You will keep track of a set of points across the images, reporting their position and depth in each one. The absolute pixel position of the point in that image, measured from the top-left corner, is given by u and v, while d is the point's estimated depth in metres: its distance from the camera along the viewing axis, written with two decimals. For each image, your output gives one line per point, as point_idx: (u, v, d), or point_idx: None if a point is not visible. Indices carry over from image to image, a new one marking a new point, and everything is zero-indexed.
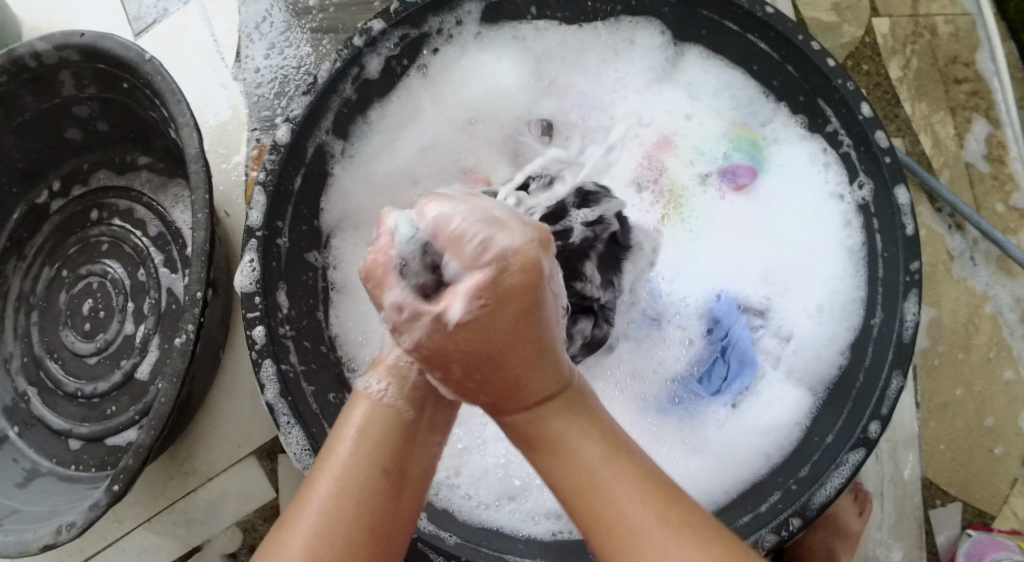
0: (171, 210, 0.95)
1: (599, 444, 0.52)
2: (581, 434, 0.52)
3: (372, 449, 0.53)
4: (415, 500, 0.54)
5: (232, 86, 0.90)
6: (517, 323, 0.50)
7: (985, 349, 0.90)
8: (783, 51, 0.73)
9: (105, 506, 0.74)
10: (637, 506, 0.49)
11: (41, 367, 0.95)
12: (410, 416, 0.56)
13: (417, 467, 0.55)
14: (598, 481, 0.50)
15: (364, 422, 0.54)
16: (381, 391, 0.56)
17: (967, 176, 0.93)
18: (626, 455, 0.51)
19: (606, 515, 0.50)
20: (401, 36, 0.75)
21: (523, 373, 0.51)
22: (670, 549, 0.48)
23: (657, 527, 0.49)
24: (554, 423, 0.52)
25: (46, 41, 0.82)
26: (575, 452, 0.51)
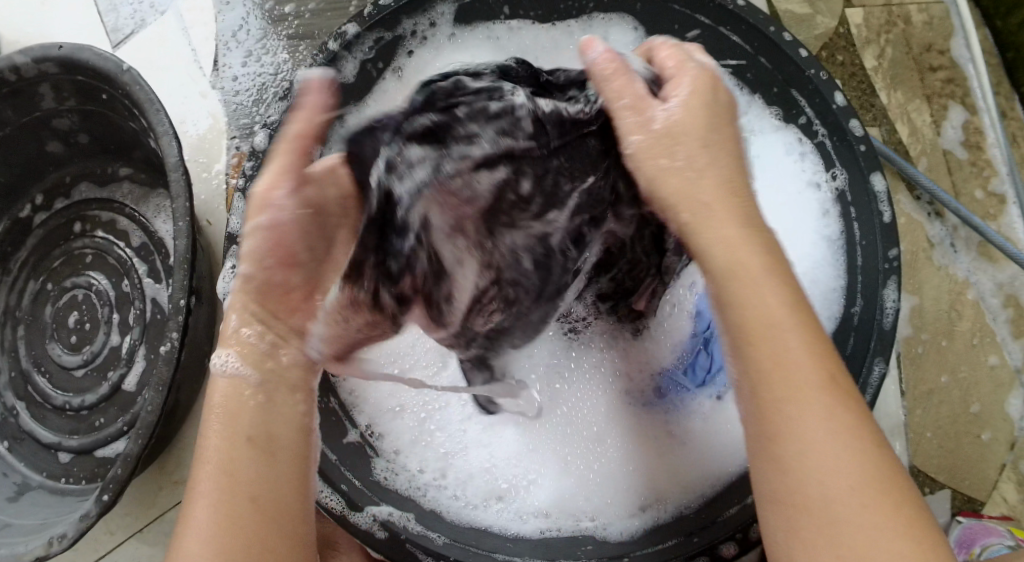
0: (153, 220, 0.95)
1: (783, 297, 0.53)
2: (773, 286, 0.53)
3: (232, 431, 0.55)
4: (292, 462, 0.57)
5: (211, 95, 0.91)
6: (715, 139, 0.57)
7: (968, 335, 0.90)
8: (755, 42, 0.74)
9: (95, 516, 0.75)
10: (804, 359, 0.52)
11: (29, 382, 0.95)
12: (258, 380, 0.57)
13: (283, 425, 0.57)
14: (774, 327, 0.52)
15: (225, 404, 0.56)
16: (235, 372, 0.57)
17: (946, 163, 0.94)
18: (811, 319, 0.54)
19: (770, 357, 0.52)
20: (375, 39, 0.75)
21: (721, 202, 0.55)
22: (822, 406, 0.51)
23: (814, 386, 0.51)
24: (736, 258, 0.54)
25: (25, 54, 0.82)
26: (764, 302, 0.53)
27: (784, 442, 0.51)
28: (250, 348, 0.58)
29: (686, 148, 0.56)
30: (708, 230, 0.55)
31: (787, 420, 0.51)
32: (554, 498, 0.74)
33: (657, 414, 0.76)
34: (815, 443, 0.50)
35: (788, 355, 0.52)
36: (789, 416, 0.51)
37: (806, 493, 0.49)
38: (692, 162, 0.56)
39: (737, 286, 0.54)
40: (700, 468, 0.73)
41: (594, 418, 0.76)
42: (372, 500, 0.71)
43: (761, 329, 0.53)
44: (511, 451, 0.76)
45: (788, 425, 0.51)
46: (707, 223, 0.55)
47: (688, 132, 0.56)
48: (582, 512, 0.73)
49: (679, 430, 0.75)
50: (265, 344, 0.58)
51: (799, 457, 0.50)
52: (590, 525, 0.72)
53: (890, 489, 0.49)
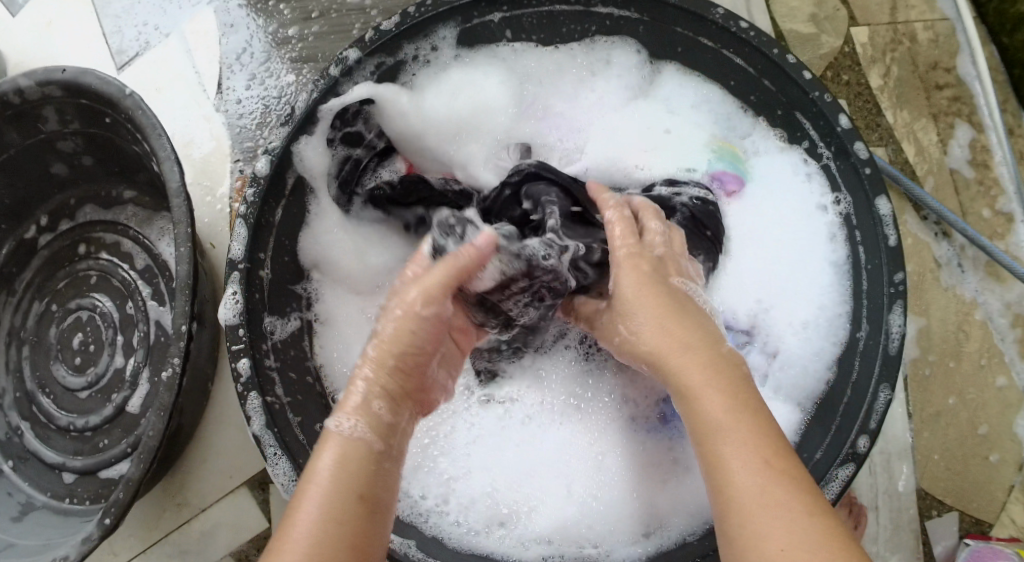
0: (157, 243, 0.95)
1: (721, 394, 0.54)
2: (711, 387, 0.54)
3: (342, 485, 0.51)
4: (387, 527, 0.53)
5: (215, 117, 0.91)
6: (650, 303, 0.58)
7: (976, 356, 0.89)
8: (759, 65, 0.74)
9: (97, 539, 0.74)
10: (745, 449, 0.51)
11: (33, 402, 0.95)
12: (380, 445, 0.54)
13: (387, 497, 0.54)
14: (714, 424, 0.53)
15: (337, 461, 0.52)
16: (351, 431, 0.54)
17: (952, 183, 0.93)
18: (752, 411, 0.53)
19: (712, 454, 0.52)
20: (377, 63, 0.76)
21: (667, 330, 0.57)
22: (763, 493, 0.49)
23: (757, 471, 0.50)
24: (687, 371, 0.55)
25: (29, 77, 0.83)
26: (704, 400, 0.54)
27: (736, 530, 0.49)
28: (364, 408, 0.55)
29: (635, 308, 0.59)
30: (662, 358, 0.57)
31: (734, 511, 0.50)
32: (557, 524, 0.73)
33: (659, 442, 0.75)
34: (763, 529, 0.48)
35: (734, 444, 0.51)
36: (735, 504, 0.50)
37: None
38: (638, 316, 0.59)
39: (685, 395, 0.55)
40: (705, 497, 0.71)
41: (598, 447, 0.76)
42: None
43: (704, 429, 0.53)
44: (516, 473, 0.75)
45: (736, 515, 0.50)
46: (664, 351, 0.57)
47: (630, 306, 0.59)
48: (585, 538, 0.72)
49: (683, 456, 0.74)
50: (389, 416, 0.56)
51: (752, 544, 0.48)
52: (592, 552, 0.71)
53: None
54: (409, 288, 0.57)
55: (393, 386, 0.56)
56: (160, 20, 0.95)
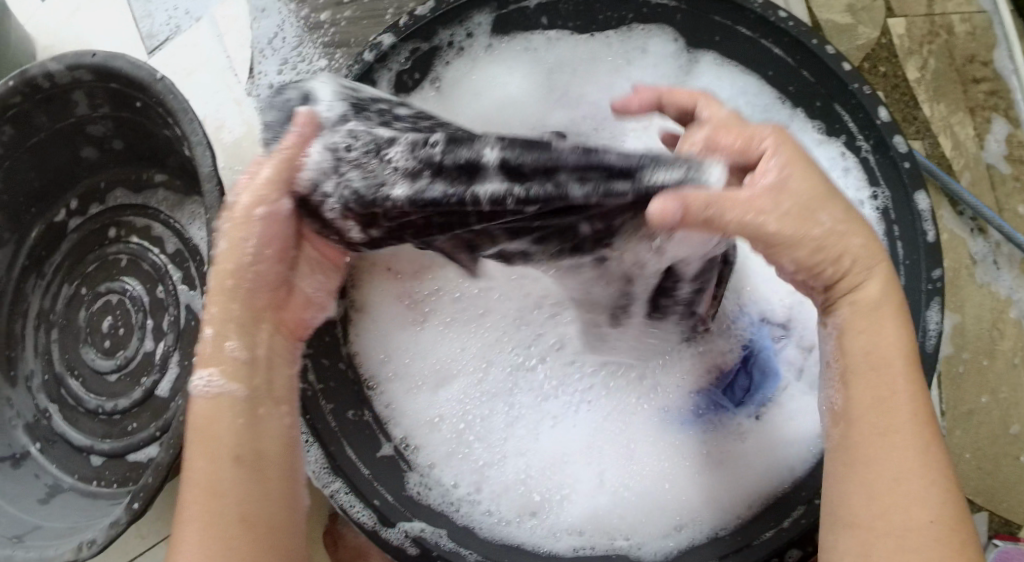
0: (188, 227, 0.95)
1: (902, 340, 0.55)
2: (895, 328, 0.55)
3: (216, 451, 0.55)
4: (280, 476, 0.58)
5: (246, 101, 0.91)
6: (822, 206, 0.54)
7: (1010, 354, 0.88)
8: (797, 56, 0.73)
9: (125, 523, 0.75)
10: (911, 403, 0.53)
11: (61, 385, 0.96)
12: (244, 396, 0.58)
13: (273, 438, 0.59)
14: (895, 363, 0.54)
15: (204, 430, 0.56)
16: (216, 392, 0.57)
17: (988, 178, 0.92)
18: (922, 368, 0.55)
19: (880, 391, 0.54)
20: (411, 49, 0.75)
21: (840, 233, 0.55)
22: (921, 445, 0.52)
23: (918, 428, 0.53)
24: (856, 309, 0.56)
25: (59, 61, 0.83)
26: (887, 339, 0.55)
27: (885, 469, 0.52)
28: (219, 352, 0.59)
29: (786, 198, 0.54)
30: (855, 266, 0.56)
31: (887, 451, 0.52)
32: (588, 515, 0.73)
33: (696, 434, 0.74)
34: (913, 481, 0.51)
35: (894, 396, 0.53)
36: (888, 448, 0.52)
37: (890, 522, 0.51)
38: (802, 199, 0.54)
39: (856, 322, 0.56)
40: (738, 490, 0.71)
41: (633, 436, 0.75)
42: (405, 516, 0.70)
43: (875, 364, 0.54)
44: (547, 460, 0.75)
45: (884, 456, 0.52)
46: (864, 263, 0.56)
47: (789, 205, 0.54)
48: (616, 530, 0.72)
49: (718, 450, 0.74)
50: (245, 355, 0.59)
51: (891, 488, 0.51)
52: (623, 544, 0.71)
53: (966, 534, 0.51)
54: (241, 194, 0.59)
55: (241, 316, 0.60)
56: (191, 4, 0.95)
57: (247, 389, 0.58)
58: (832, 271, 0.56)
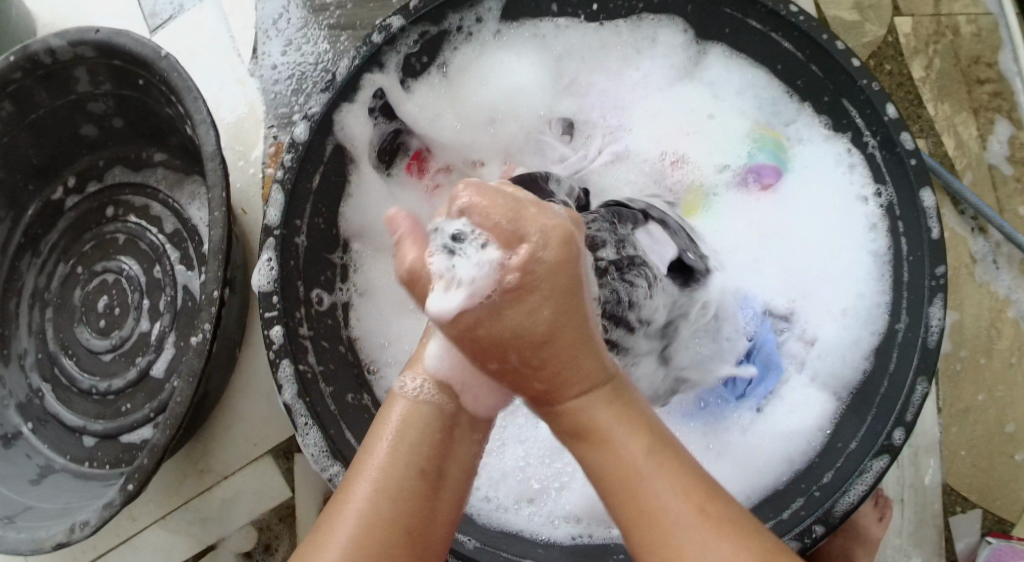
0: (187, 206, 0.94)
1: (639, 429, 0.52)
2: (628, 427, 0.52)
3: (403, 451, 0.53)
4: (450, 501, 0.54)
5: (249, 82, 0.90)
6: (570, 308, 0.50)
7: (1007, 354, 0.88)
8: (807, 50, 0.72)
9: (119, 505, 0.74)
10: (677, 491, 0.50)
11: (55, 364, 0.95)
12: (450, 410, 0.56)
13: (461, 470, 0.55)
14: (637, 465, 0.50)
15: (403, 422, 0.54)
16: (419, 403, 0.55)
17: (990, 178, 0.92)
18: (667, 449, 0.51)
19: (637, 499, 0.50)
20: (420, 32, 0.74)
21: (544, 366, 0.51)
22: (704, 529, 0.48)
23: (702, 495, 0.50)
24: (599, 410, 0.52)
25: (61, 37, 0.82)
26: (620, 441, 0.51)
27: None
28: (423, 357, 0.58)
29: (512, 317, 0.49)
30: (561, 384, 0.52)
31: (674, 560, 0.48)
32: (587, 503, 0.72)
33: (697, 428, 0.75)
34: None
35: (661, 492, 0.49)
36: (681, 543, 0.48)
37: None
38: (541, 317, 0.49)
39: (595, 428, 0.52)
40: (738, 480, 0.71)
41: None
42: None
43: (623, 475, 0.51)
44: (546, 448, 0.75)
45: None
46: (562, 377, 0.51)
47: (484, 314, 0.49)
48: (615, 519, 0.71)
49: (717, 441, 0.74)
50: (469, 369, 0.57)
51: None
52: (621, 534, 0.70)
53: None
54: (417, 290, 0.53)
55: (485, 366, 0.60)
56: None
57: (443, 410, 0.55)
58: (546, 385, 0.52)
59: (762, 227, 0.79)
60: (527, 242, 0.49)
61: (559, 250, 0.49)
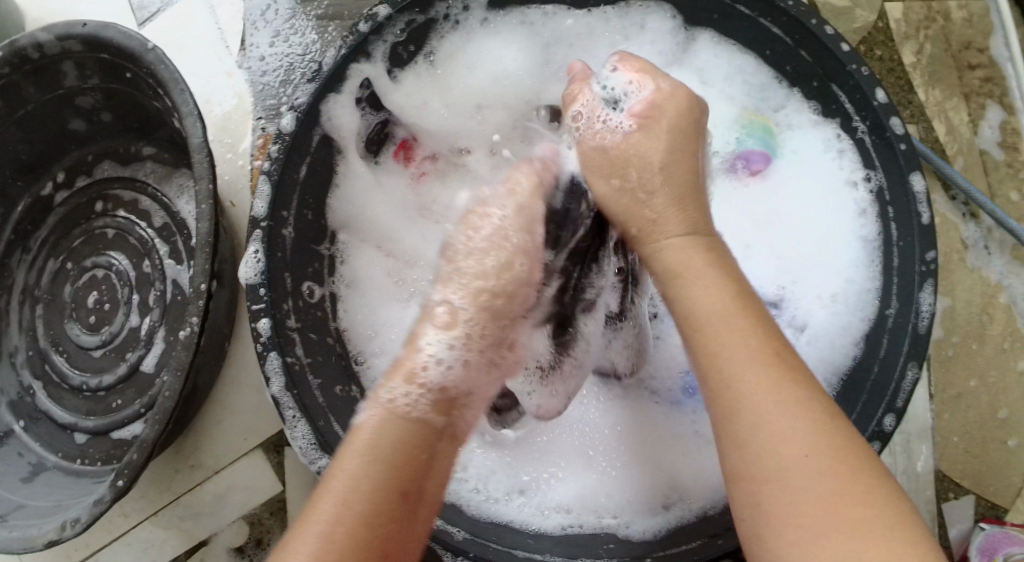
0: (175, 200, 0.94)
1: (721, 286, 0.57)
2: (713, 281, 0.57)
3: (374, 467, 0.53)
4: (425, 518, 0.55)
5: (237, 74, 0.90)
6: (685, 149, 0.65)
7: (999, 339, 0.88)
8: (796, 35, 0.72)
9: (110, 501, 0.74)
10: (756, 345, 0.53)
11: (46, 361, 0.95)
12: (434, 426, 0.58)
13: (432, 486, 0.56)
14: (717, 314, 0.55)
15: (379, 433, 0.55)
16: (385, 425, 0.56)
17: (981, 163, 0.92)
18: (751, 309, 0.55)
19: (714, 346, 0.54)
20: (408, 20, 0.74)
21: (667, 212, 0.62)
22: (774, 385, 0.51)
23: (773, 384, 0.51)
24: (682, 255, 0.60)
25: (48, 31, 0.81)
26: (701, 289, 0.57)
27: (738, 418, 0.51)
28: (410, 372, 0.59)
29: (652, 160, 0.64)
30: (655, 226, 0.62)
31: (737, 407, 0.51)
32: (578, 493, 0.73)
33: (684, 416, 0.74)
34: (773, 429, 0.50)
35: (734, 336, 0.54)
36: (741, 397, 0.51)
37: (767, 470, 0.49)
38: (659, 182, 0.63)
39: (680, 281, 0.58)
40: None
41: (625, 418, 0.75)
42: None
43: (704, 317, 0.56)
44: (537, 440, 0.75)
45: (740, 411, 0.51)
46: (658, 227, 0.62)
47: (625, 151, 0.65)
48: (605, 508, 0.72)
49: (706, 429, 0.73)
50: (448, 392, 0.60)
51: (768, 449, 0.49)
52: (612, 523, 0.71)
53: (861, 469, 0.48)
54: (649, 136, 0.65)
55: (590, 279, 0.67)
56: None
57: (427, 422, 0.58)
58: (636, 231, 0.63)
59: (755, 213, 0.79)
60: (658, 89, 0.67)
61: (681, 107, 0.66)
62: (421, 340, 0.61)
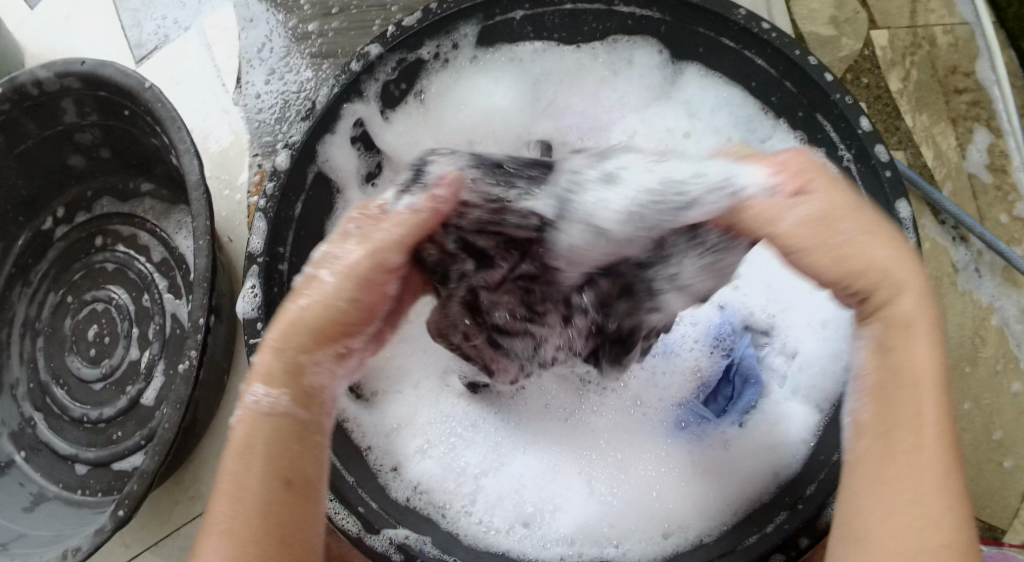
0: (174, 236, 0.95)
1: (939, 347, 0.52)
2: (929, 340, 0.52)
3: (256, 469, 0.51)
4: (315, 509, 0.53)
5: (233, 110, 0.91)
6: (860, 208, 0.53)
7: (992, 361, 0.89)
8: (780, 66, 0.73)
9: (110, 530, 0.74)
10: (940, 418, 0.50)
11: (46, 394, 0.95)
12: (298, 419, 0.54)
13: (319, 472, 0.54)
14: (928, 377, 0.51)
15: (258, 430, 0.52)
16: (257, 428, 0.53)
17: (970, 187, 0.93)
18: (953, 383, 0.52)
19: (909, 407, 0.51)
20: (398, 60, 0.76)
21: (867, 242, 0.53)
22: (936, 475, 0.49)
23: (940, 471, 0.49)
24: (914, 304, 0.52)
25: (46, 69, 0.83)
26: (915, 346, 0.52)
27: (893, 491, 0.50)
28: (290, 378, 0.54)
29: (825, 197, 0.53)
30: (893, 272, 0.53)
31: (889, 462, 0.50)
32: (581, 523, 0.72)
33: (681, 446, 0.74)
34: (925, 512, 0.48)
35: (924, 411, 0.51)
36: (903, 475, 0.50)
37: (879, 534, 0.49)
38: (871, 226, 0.53)
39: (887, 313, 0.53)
40: (728, 494, 0.70)
41: (621, 448, 0.74)
42: (390, 522, 0.69)
43: (913, 374, 0.51)
44: (541, 470, 0.74)
45: (888, 466, 0.50)
46: (897, 275, 0.53)
47: (810, 238, 0.52)
48: (607, 538, 0.71)
49: (700, 459, 0.73)
50: (313, 390, 0.55)
51: (907, 502, 0.49)
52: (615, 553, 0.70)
53: None
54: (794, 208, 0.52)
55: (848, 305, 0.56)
56: (179, 13, 0.95)
57: (291, 419, 0.53)
58: (861, 286, 0.53)
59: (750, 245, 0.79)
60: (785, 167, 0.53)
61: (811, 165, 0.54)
62: (246, 397, 0.53)
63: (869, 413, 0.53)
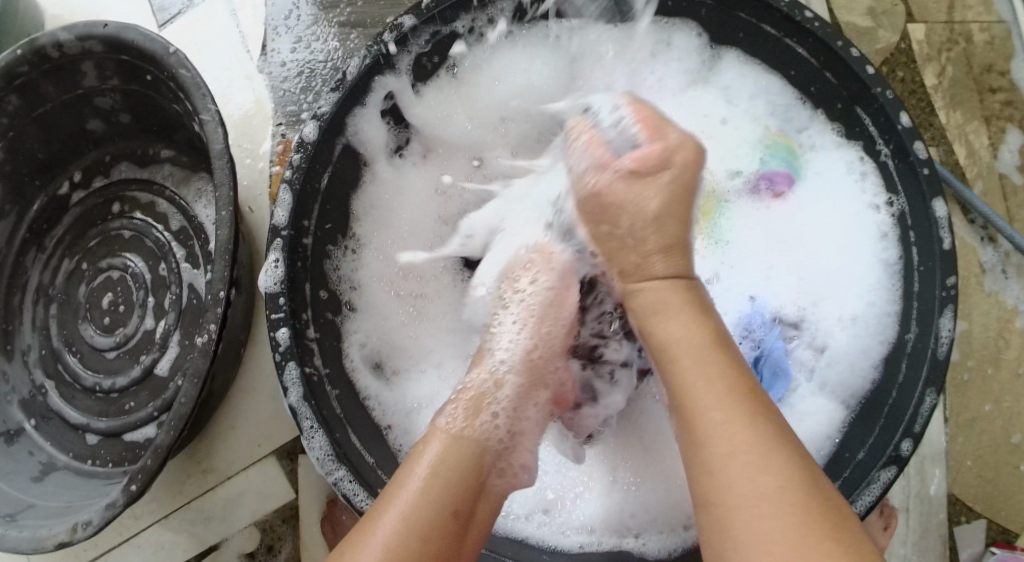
0: (193, 204, 0.94)
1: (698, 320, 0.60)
2: (684, 321, 0.60)
3: (440, 490, 0.57)
4: (476, 542, 0.58)
5: (257, 78, 0.90)
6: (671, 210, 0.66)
7: (1015, 364, 0.88)
8: (822, 56, 0.71)
9: (122, 505, 0.73)
10: (720, 389, 0.55)
11: (59, 360, 0.94)
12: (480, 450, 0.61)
13: (485, 508, 0.60)
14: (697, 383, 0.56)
15: (444, 448, 0.60)
16: (456, 437, 0.61)
17: (1001, 187, 0.92)
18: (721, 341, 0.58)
19: (683, 378, 0.57)
20: (432, 32, 0.74)
21: (653, 223, 0.65)
22: (743, 428, 0.52)
23: (743, 425, 0.52)
24: (669, 312, 0.61)
25: (68, 31, 0.81)
26: (667, 320, 0.61)
27: (710, 461, 0.52)
28: (478, 408, 0.64)
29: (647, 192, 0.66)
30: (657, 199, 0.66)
31: (712, 439, 0.53)
32: (600, 512, 0.72)
33: None
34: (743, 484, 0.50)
35: (699, 386, 0.55)
36: (723, 447, 0.52)
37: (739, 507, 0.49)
38: (665, 201, 0.66)
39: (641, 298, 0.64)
40: None
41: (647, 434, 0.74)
42: None
43: (671, 349, 0.59)
44: (562, 458, 0.74)
45: (717, 442, 0.52)
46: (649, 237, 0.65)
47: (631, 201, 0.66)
48: (627, 528, 0.71)
49: None
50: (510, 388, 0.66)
51: (732, 477, 0.50)
52: (634, 544, 0.70)
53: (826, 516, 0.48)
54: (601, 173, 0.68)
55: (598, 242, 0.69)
56: None
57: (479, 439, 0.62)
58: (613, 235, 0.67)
59: (778, 234, 0.78)
60: (666, 141, 0.67)
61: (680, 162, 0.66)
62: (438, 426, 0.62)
63: (687, 388, 0.56)
